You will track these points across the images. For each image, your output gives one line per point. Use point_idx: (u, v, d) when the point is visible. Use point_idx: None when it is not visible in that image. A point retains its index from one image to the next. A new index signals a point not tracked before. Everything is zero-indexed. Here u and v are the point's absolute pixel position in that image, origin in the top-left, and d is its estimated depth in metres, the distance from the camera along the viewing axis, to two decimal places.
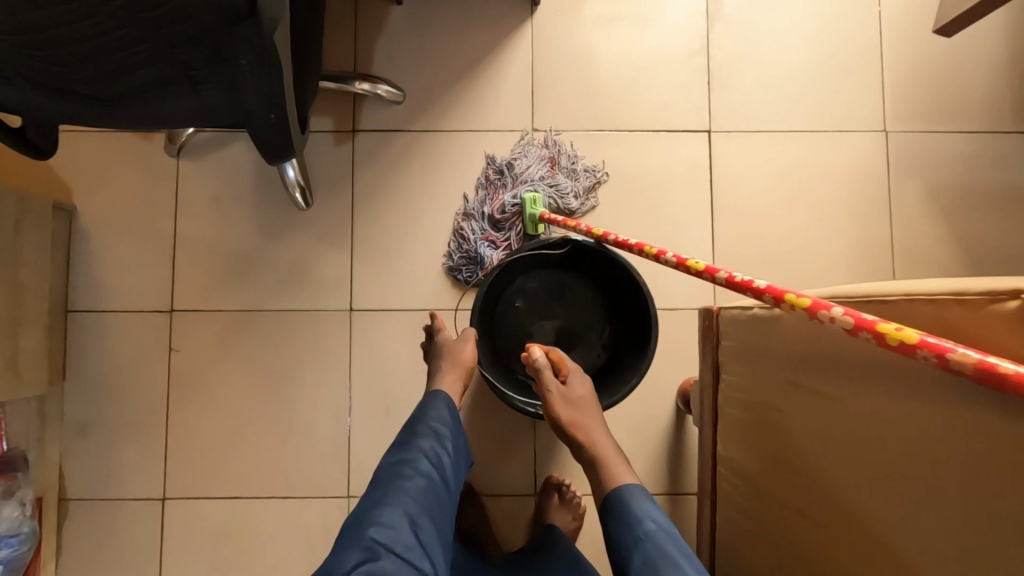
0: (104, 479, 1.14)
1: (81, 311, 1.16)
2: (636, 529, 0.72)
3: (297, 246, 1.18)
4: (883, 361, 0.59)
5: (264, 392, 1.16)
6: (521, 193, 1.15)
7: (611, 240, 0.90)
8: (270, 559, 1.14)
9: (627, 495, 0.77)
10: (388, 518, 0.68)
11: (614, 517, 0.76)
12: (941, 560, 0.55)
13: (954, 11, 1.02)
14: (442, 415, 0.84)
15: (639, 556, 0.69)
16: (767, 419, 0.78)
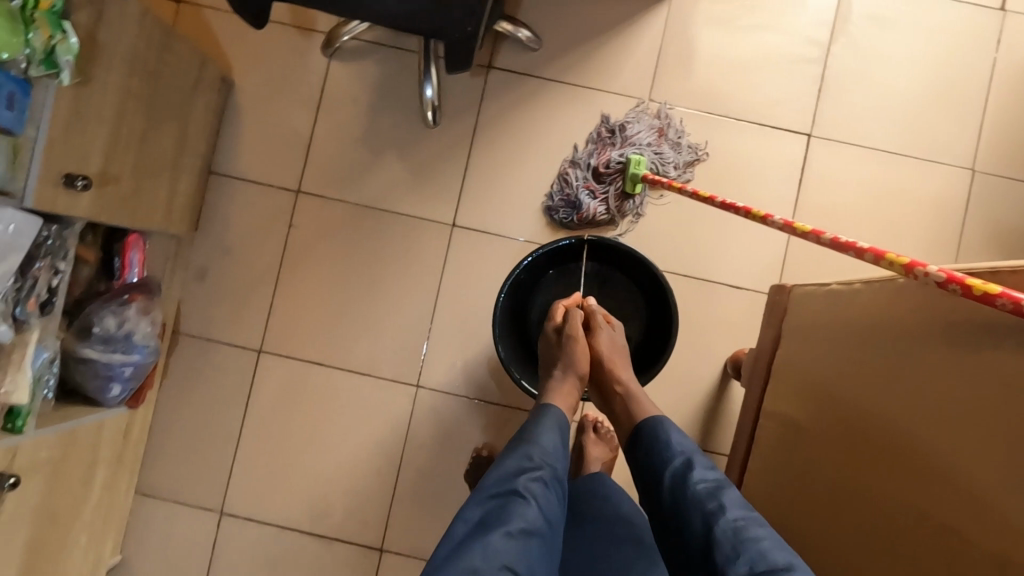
0: (213, 322, 1.30)
1: (221, 174, 1.31)
2: (666, 449, 0.89)
3: (417, 158, 1.31)
4: (951, 326, 0.70)
5: (363, 279, 1.30)
6: (627, 153, 1.26)
7: (718, 202, 0.98)
8: (339, 425, 1.30)
9: (656, 420, 0.94)
10: (497, 543, 0.74)
11: (645, 436, 0.93)
12: (946, 509, 0.68)
13: None
14: (549, 438, 0.88)
15: (669, 470, 0.86)
16: (820, 380, 0.90)
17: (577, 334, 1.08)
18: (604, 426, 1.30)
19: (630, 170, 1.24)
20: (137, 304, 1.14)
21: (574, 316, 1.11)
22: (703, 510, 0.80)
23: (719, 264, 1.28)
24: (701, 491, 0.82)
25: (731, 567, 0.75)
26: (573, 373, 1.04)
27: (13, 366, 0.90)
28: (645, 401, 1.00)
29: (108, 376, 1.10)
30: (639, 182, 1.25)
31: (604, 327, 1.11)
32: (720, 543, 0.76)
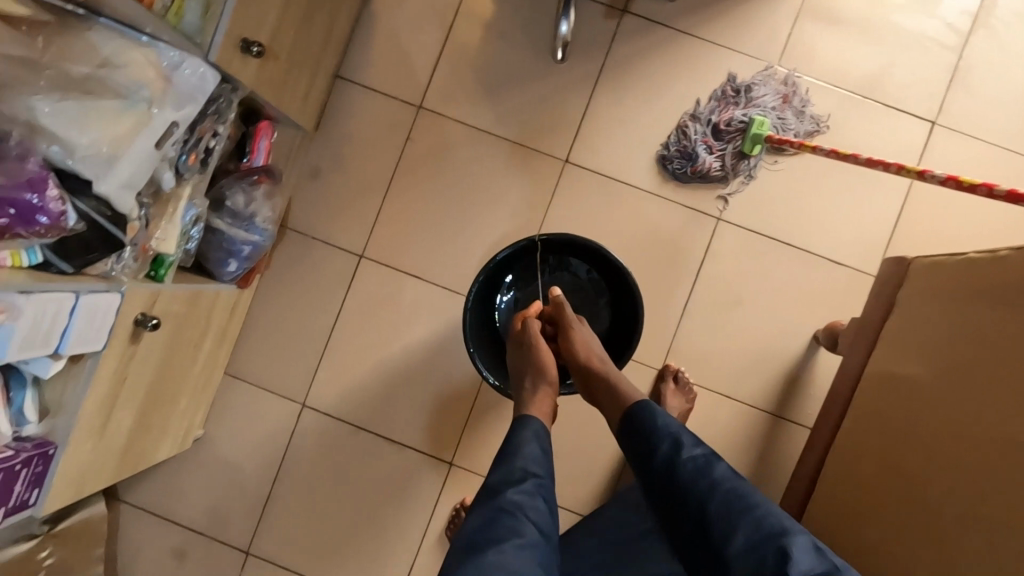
0: (319, 222, 1.34)
1: (347, 79, 1.33)
2: (658, 429, 0.91)
3: (539, 91, 1.32)
4: None
5: (470, 201, 1.33)
6: (751, 114, 1.27)
7: (862, 159, 1.05)
8: (426, 338, 1.34)
9: (640, 405, 0.95)
10: (501, 557, 0.76)
11: (635, 420, 0.95)
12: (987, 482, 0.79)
13: None
14: (528, 449, 0.90)
15: (665, 450, 0.89)
16: (949, 345, 0.91)
17: (539, 340, 1.10)
18: (686, 378, 1.29)
19: (752, 131, 1.25)
20: (264, 187, 1.18)
21: (533, 324, 1.13)
22: (700, 482, 0.84)
23: (824, 238, 1.29)
24: (693, 466, 0.85)
25: (728, 539, 0.79)
26: (541, 374, 1.06)
27: (166, 216, 0.93)
28: (616, 384, 1.02)
29: (229, 251, 1.14)
30: (759, 144, 1.26)
31: (569, 319, 1.13)
32: (720, 509, 0.81)
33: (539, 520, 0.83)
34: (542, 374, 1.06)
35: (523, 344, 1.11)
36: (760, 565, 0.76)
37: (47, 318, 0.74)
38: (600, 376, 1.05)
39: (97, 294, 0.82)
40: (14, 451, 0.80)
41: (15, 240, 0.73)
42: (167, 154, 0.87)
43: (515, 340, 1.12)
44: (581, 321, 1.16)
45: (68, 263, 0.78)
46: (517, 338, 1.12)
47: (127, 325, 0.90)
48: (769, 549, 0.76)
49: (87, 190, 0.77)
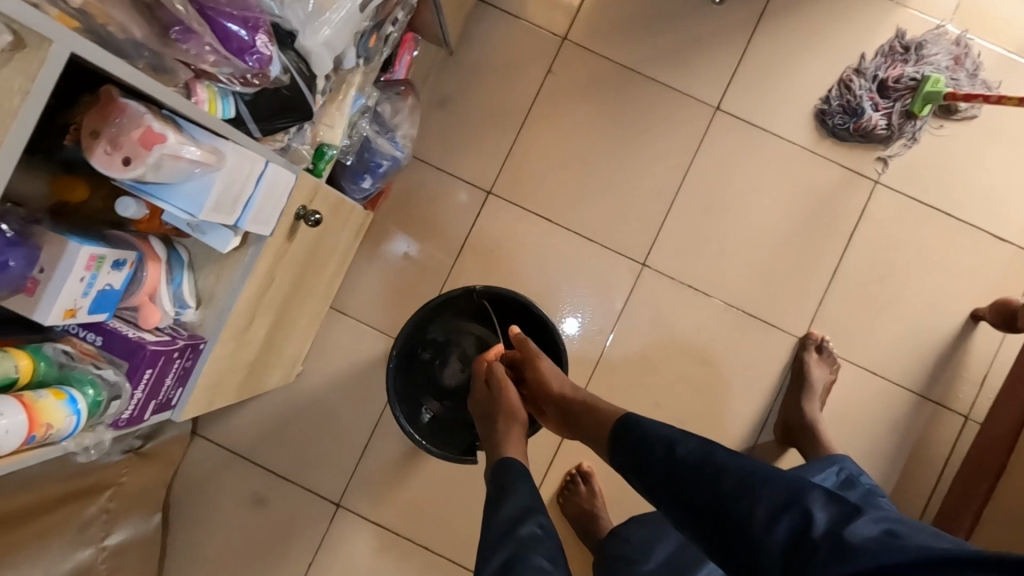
0: (444, 153, 1.24)
1: (488, 3, 1.25)
2: (644, 434, 0.74)
3: (692, 33, 1.24)
4: None
5: (609, 144, 1.24)
6: (923, 72, 1.19)
7: None
8: (550, 286, 1.24)
9: (619, 422, 0.80)
10: None
11: (615, 441, 0.78)
12: None
13: None
14: (523, 487, 0.76)
15: (657, 452, 0.71)
16: None
17: (500, 381, 0.96)
18: (829, 349, 1.19)
19: (926, 88, 1.17)
20: (409, 100, 1.09)
21: (495, 365, 0.99)
22: (702, 474, 0.66)
23: (987, 211, 1.21)
24: (692, 457, 0.68)
25: (743, 525, 0.61)
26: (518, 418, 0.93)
27: (338, 102, 0.83)
28: (599, 407, 0.86)
29: (367, 164, 1.04)
30: (930, 103, 1.18)
31: (528, 352, 0.99)
32: (729, 492, 0.63)
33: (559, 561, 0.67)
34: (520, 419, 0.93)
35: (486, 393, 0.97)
36: (793, 540, 0.58)
37: (239, 180, 0.64)
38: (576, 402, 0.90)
39: (277, 169, 0.71)
40: (171, 337, 0.69)
41: (210, 81, 0.61)
42: (360, 26, 0.77)
43: (479, 392, 0.98)
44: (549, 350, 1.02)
45: (257, 124, 0.68)
46: (481, 385, 0.99)
47: (289, 216, 0.80)
48: (791, 518, 0.59)
49: (289, 43, 0.68)
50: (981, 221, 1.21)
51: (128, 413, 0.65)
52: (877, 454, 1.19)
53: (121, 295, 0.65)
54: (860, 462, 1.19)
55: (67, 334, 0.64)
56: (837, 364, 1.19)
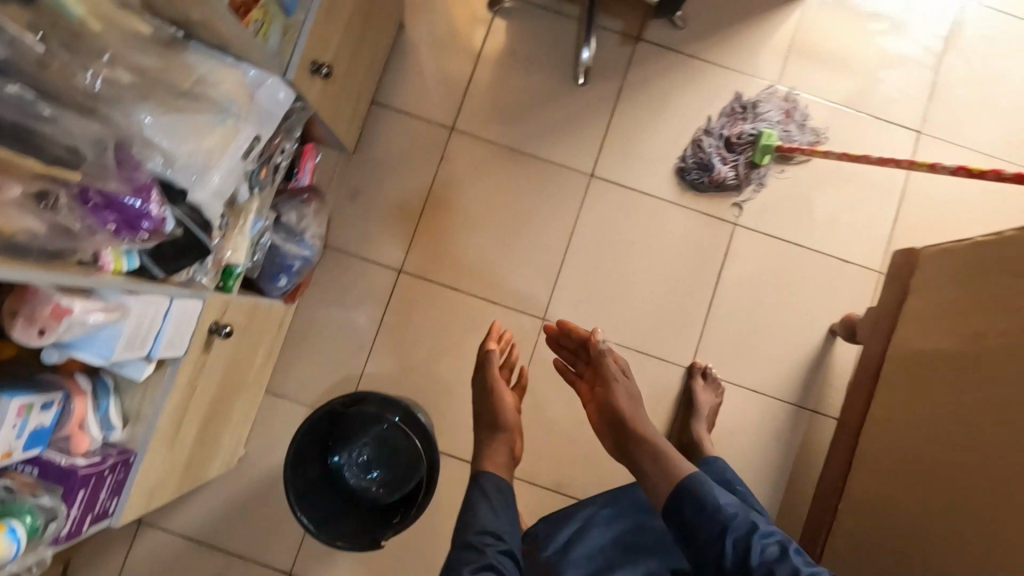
0: (355, 239, 1.39)
1: (382, 104, 1.41)
2: (724, 507, 0.83)
3: (561, 112, 1.42)
4: None
5: (502, 215, 1.40)
6: (758, 127, 1.39)
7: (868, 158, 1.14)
8: (464, 347, 1.38)
9: (692, 476, 0.88)
10: None
11: (687, 485, 0.87)
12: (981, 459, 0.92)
13: None
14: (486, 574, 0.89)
15: (729, 526, 0.82)
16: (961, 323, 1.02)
17: (496, 390, 1.16)
18: (713, 374, 1.35)
19: (762, 142, 1.36)
20: (313, 205, 1.23)
21: (494, 357, 1.21)
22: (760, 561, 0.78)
23: (831, 237, 1.40)
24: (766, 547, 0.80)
25: None
26: (502, 430, 1.12)
27: (238, 228, 0.97)
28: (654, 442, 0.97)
29: (280, 266, 1.18)
30: (768, 154, 1.37)
31: (611, 365, 1.15)
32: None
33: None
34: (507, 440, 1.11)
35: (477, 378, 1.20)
36: None
37: (146, 322, 0.76)
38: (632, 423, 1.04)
39: (184, 300, 0.84)
40: (102, 458, 0.80)
41: (116, 245, 0.73)
42: (247, 167, 0.91)
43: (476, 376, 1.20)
44: (627, 373, 1.15)
45: (161, 268, 0.80)
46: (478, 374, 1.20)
47: (203, 333, 0.92)
48: None
49: (182, 199, 0.81)
50: (827, 246, 1.40)
51: (66, 529, 0.76)
52: (766, 462, 1.34)
53: (53, 429, 0.76)
54: (752, 471, 1.34)
55: (8, 468, 0.76)
56: (722, 388, 1.35)
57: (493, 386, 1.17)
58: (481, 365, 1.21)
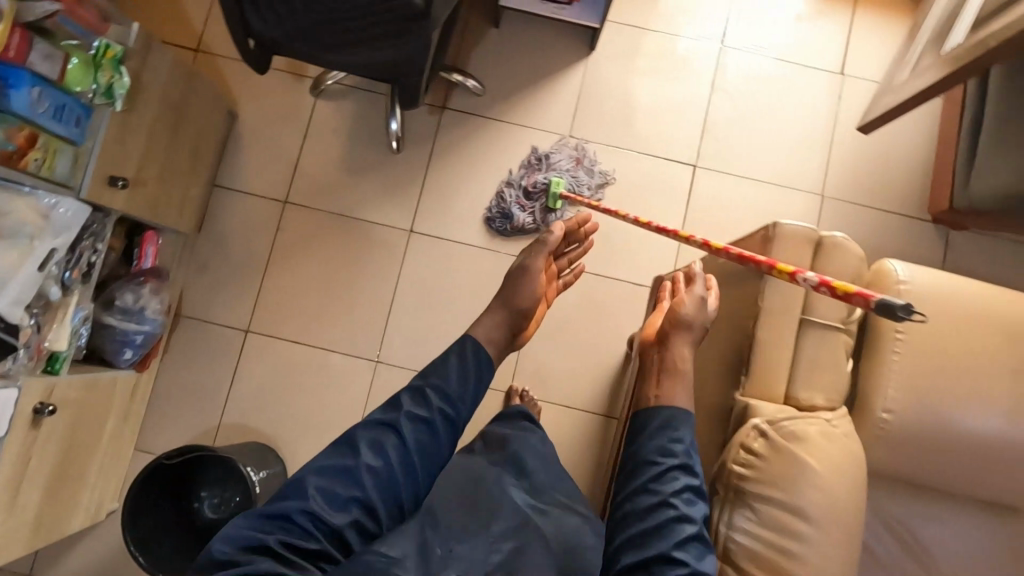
0: (206, 307, 1.58)
1: (222, 187, 1.61)
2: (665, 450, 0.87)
3: (381, 177, 1.62)
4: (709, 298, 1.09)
5: (335, 272, 1.60)
6: (550, 176, 1.59)
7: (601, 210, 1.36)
8: (310, 392, 1.56)
9: (658, 412, 0.92)
10: (328, 466, 0.83)
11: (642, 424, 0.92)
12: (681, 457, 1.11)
13: (878, 112, 1.38)
14: (439, 392, 0.91)
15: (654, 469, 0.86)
16: None
17: (536, 272, 1.06)
18: (532, 397, 1.52)
19: (551, 189, 1.56)
20: (150, 285, 1.41)
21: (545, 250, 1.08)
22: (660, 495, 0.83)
23: (626, 265, 1.60)
24: (677, 489, 0.84)
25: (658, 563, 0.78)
26: (514, 315, 1.03)
27: (58, 320, 1.16)
28: (676, 368, 0.96)
29: (123, 341, 1.37)
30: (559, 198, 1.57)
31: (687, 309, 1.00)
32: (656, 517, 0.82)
33: (403, 437, 0.87)
34: (511, 320, 1.03)
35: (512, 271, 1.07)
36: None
37: None
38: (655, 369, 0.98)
39: None
40: None
41: None
42: (53, 271, 1.11)
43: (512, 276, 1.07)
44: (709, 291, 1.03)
45: None
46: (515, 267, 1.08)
47: (26, 414, 1.11)
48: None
49: None
50: (623, 273, 1.59)
51: None
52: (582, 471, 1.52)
53: None
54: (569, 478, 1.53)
55: None
56: (538, 408, 1.53)
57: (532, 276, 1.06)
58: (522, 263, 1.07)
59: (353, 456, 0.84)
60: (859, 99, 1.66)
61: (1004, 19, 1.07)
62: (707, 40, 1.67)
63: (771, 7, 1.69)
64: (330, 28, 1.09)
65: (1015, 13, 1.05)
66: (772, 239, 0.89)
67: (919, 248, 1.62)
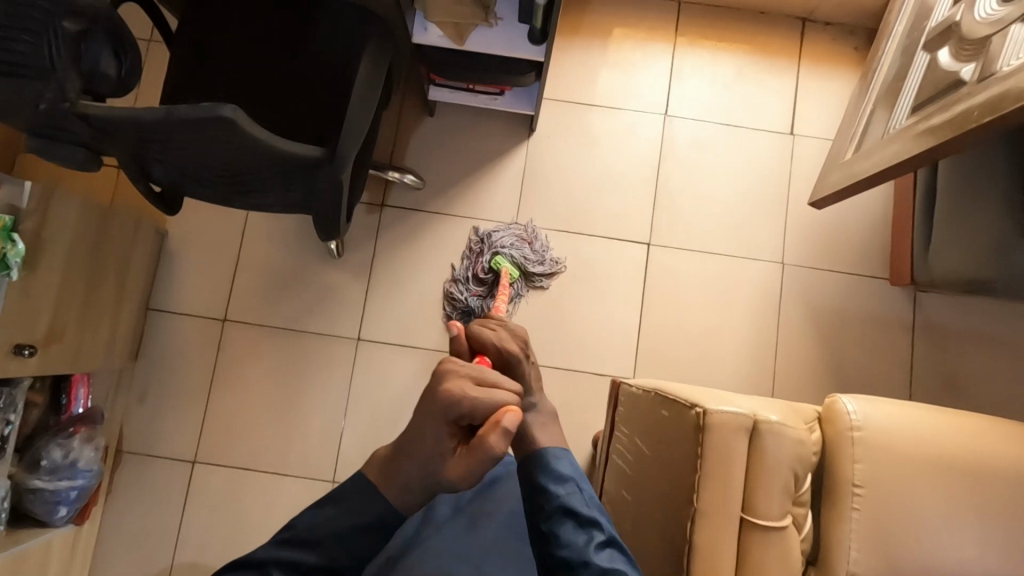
0: (150, 440, 1.50)
1: (157, 310, 1.53)
2: (544, 496, 0.82)
3: (324, 284, 1.56)
4: (654, 447, 0.97)
5: (283, 390, 1.52)
6: (492, 257, 1.51)
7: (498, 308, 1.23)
8: (266, 521, 1.48)
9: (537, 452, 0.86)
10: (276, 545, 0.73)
11: (527, 468, 0.85)
12: None
13: (827, 190, 1.31)
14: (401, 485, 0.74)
15: (546, 517, 0.81)
16: (625, 474, 1.08)
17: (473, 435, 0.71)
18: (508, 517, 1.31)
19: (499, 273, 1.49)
20: (80, 435, 1.34)
21: (499, 448, 0.66)
22: (558, 543, 0.79)
23: (587, 356, 1.55)
24: (569, 532, 0.79)
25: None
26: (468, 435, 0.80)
27: None
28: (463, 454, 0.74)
29: (55, 501, 1.29)
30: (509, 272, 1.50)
31: (489, 401, 0.68)
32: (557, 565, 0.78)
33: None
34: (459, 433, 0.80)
35: (443, 377, 0.70)
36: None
37: None
38: (436, 468, 0.70)
39: None
40: None
41: None
42: None
43: (439, 366, 0.72)
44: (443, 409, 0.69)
45: None
46: (446, 384, 0.69)
47: None
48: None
49: None
50: (585, 365, 1.54)
51: None
52: None
53: None
54: None
55: None
56: None
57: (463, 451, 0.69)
58: (452, 384, 0.69)
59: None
60: (813, 158, 1.61)
61: (941, 115, 1.03)
62: (650, 111, 1.62)
63: (713, 71, 1.64)
64: (229, 181, 1.01)
65: (951, 111, 1.01)
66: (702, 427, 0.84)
67: (886, 309, 1.57)
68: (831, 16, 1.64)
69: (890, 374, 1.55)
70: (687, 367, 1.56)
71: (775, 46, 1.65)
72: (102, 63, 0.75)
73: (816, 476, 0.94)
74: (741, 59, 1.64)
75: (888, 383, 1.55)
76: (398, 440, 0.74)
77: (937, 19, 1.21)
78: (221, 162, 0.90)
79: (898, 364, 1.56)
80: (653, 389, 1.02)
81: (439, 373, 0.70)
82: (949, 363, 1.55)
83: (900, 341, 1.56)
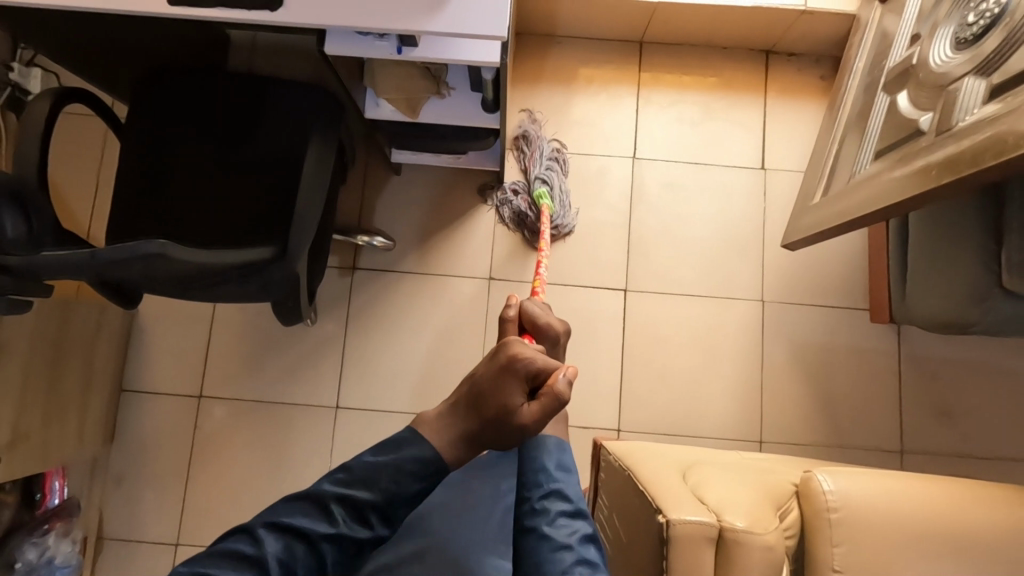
0: (129, 525, 1.47)
1: (130, 390, 1.51)
2: (540, 475, 0.77)
3: (300, 351, 1.54)
4: (630, 536, 0.95)
5: (263, 463, 1.50)
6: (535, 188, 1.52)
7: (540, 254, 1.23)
8: None
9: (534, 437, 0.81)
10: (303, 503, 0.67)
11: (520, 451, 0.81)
12: None
13: (799, 233, 1.29)
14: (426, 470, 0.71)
15: (538, 494, 0.76)
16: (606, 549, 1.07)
17: (538, 413, 0.72)
18: None
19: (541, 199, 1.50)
20: (56, 530, 1.34)
21: (563, 393, 0.72)
22: (545, 521, 0.73)
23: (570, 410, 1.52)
24: (559, 515, 0.74)
25: None
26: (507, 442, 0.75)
27: None
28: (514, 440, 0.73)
29: None
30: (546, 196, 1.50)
31: (555, 360, 0.75)
32: (536, 542, 0.71)
33: (337, 555, 0.68)
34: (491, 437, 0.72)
35: (511, 342, 0.74)
36: None
37: None
38: (503, 424, 0.72)
39: None
40: None
41: None
42: None
43: (505, 339, 0.76)
44: (502, 376, 0.72)
45: None
46: (516, 347, 0.73)
47: None
48: None
49: None
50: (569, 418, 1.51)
51: None
52: None
53: None
54: None
55: None
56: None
57: (525, 408, 0.72)
58: (523, 346, 0.74)
59: (253, 559, 0.63)
60: (785, 192, 1.60)
61: (901, 168, 1.01)
62: (618, 155, 1.61)
63: (679, 110, 1.62)
64: (177, 287, 1.00)
65: (909, 167, 0.99)
66: (667, 540, 0.82)
67: (868, 341, 1.55)
68: (794, 48, 1.62)
69: (879, 407, 1.52)
70: (675, 414, 1.52)
71: (740, 81, 1.63)
72: (8, 227, 0.83)
73: (796, 555, 0.91)
74: (705, 97, 1.63)
75: (879, 417, 1.52)
76: (452, 402, 0.74)
77: (894, 59, 1.20)
78: (159, 274, 0.89)
79: (886, 398, 1.53)
80: (624, 468, 1.00)
81: (509, 344, 0.74)
82: (938, 393, 1.52)
83: (886, 373, 1.54)
